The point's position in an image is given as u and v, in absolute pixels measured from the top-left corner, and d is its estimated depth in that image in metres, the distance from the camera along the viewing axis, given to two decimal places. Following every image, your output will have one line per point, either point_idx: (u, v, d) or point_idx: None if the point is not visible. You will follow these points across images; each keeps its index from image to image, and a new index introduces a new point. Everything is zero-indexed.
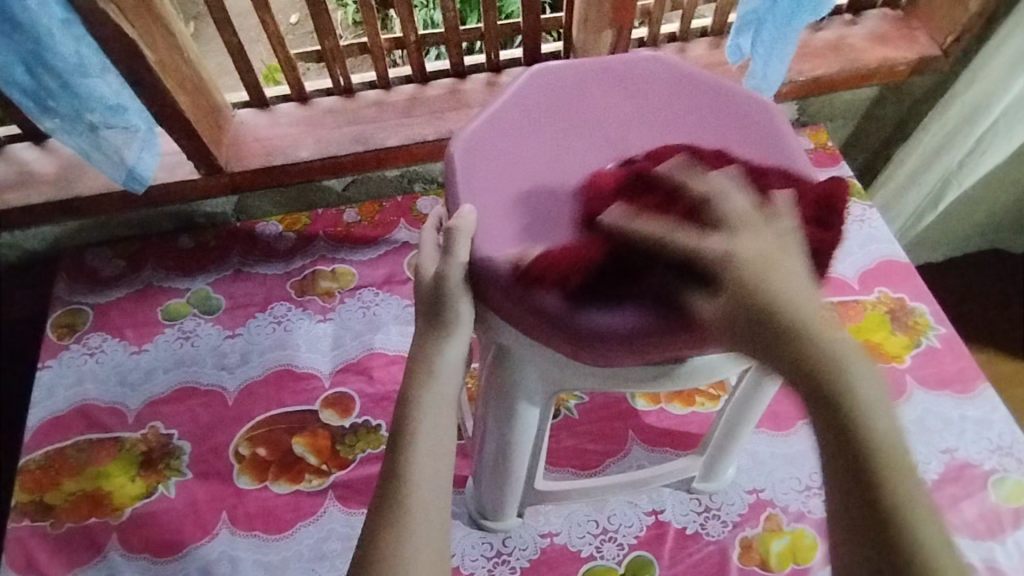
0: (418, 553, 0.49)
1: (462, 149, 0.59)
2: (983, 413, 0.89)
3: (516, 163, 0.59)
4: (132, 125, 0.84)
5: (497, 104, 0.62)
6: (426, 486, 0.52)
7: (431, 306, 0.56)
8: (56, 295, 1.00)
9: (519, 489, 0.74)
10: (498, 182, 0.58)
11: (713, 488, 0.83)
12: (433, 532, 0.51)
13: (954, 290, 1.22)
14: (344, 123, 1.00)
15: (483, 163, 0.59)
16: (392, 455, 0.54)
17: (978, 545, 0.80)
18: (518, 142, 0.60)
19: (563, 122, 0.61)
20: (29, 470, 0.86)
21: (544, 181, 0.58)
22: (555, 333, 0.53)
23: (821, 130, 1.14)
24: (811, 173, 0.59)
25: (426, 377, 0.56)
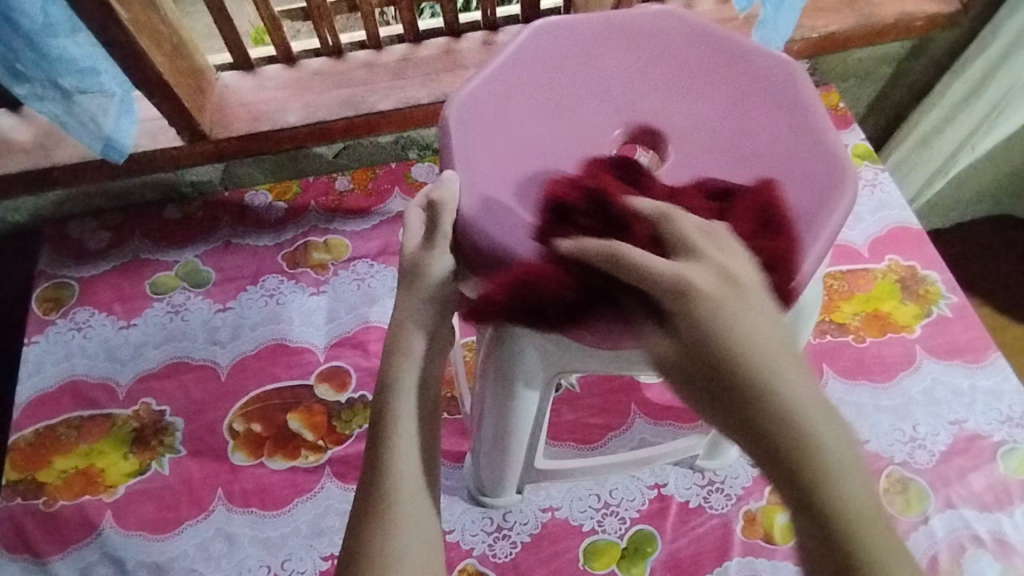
0: (409, 543, 0.47)
1: (459, 115, 0.54)
2: (994, 383, 0.87)
3: (515, 132, 0.55)
4: (107, 89, 0.81)
5: (496, 64, 0.57)
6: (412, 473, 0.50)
7: (411, 279, 0.55)
8: (40, 269, 0.96)
9: (520, 466, 0.72)
10: (495, 155, 0.54)
11: (716, 462, 0.81)
12: (423, 520, 0.49)
13: (962, 256, 1.19)
14: (334, 86, 0.95)
15: (479, 132, 0.54)
16: (374, 443, 0.51)
17: (985, 517, 0.79)
18: (517, 110, 0.55)
19: (564, 88, 0.57)
20: (19, 448, 0.85)
21: (547, 150, 0.55)
22: (557, 317, 0.50)
23: (833, 91, 1.07)
24: (830, 133, 0.56)
25: (407, 352, 0.53)
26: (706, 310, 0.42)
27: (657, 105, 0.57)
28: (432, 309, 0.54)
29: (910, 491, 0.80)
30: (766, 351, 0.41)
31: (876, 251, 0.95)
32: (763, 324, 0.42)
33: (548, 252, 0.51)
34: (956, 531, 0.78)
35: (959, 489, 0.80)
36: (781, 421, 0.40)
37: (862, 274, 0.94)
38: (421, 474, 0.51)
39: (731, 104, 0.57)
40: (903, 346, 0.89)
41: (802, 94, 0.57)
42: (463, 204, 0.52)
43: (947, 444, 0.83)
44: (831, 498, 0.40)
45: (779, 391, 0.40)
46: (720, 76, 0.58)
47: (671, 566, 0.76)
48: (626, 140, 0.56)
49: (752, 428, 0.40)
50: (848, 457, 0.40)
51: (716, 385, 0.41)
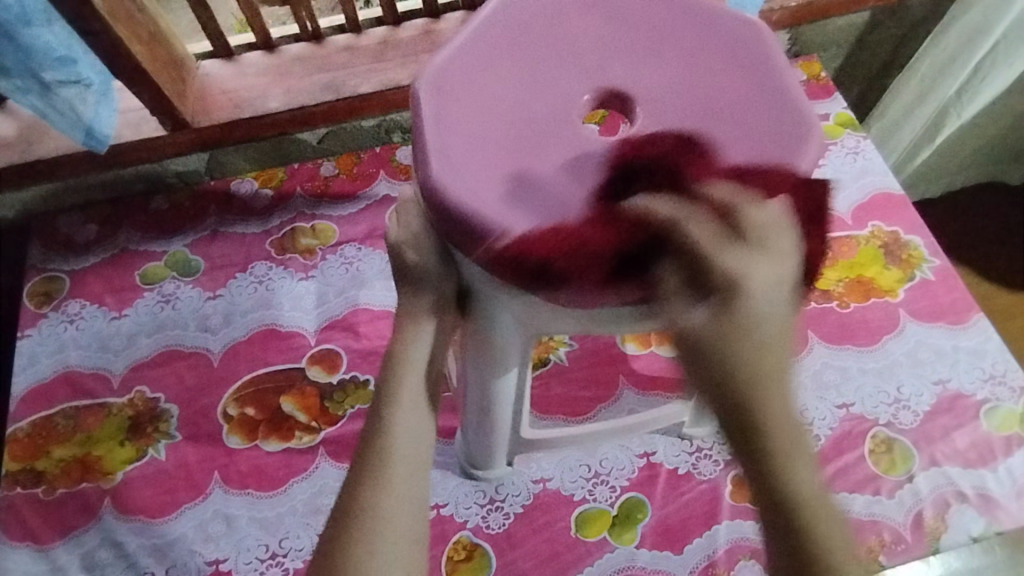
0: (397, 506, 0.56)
1: (429, 85, 0.55)
2: (977, 343, 0.88)
3: (482, 100, 0.55)
4: (85, 78, 0.81)
5: (464, 35, 0.57)
6: (408, 446, 0.58)
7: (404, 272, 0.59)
8: (30, 264, 0.97)
9: (506, 436, 0.74)
10: (466, 125, 0.54)
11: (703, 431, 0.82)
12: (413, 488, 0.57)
13: (955, 222, 1.16)
14: (314, 70, 0.95)
15: (447, 103, 0.55)
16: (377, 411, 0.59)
17: (969, 474, 0.80)
18: (484, 79, 0.56)
19: (532, 58, 0.57)
20: (16, 439, 0.86)
21: (518, 116, 0.55)
22: (527, 276, 0.51)
23: (814, 61, 1.09)
24: (800, 93, 0.56)
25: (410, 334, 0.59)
26: (736, 353, 0.49)
27: (624, 68, 0.57)
28: (419, 324, 0.59)
29: (895, 451, 0.82)
30: (773, 352, 0.50)
31: (859, 218, 0.96)
32: (759, 350, 0.49)
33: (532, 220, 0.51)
34: (940, 488, 0.79)
35: (941, 447, 0.82)
36: (761, 421, 0.50)
37: (846, 241, 0.95)
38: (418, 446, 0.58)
39: (696, 66, 0.57)
40: (886, 310, 0.90)
41: (770, 56, 0.57)
42: (437, 172, 0.52)
43: (930, 404, 0.84)
44: (785, 472, 0.52)
45: (774, 396, 0.50)
46: (689, 41, 0.58)
47: (662, 531, 0.78)
48: (595, 104, 0.57)
49: (743, 437, 0.51)
50: (801, 454, 0.52)
51: (722, 394, 0.50)
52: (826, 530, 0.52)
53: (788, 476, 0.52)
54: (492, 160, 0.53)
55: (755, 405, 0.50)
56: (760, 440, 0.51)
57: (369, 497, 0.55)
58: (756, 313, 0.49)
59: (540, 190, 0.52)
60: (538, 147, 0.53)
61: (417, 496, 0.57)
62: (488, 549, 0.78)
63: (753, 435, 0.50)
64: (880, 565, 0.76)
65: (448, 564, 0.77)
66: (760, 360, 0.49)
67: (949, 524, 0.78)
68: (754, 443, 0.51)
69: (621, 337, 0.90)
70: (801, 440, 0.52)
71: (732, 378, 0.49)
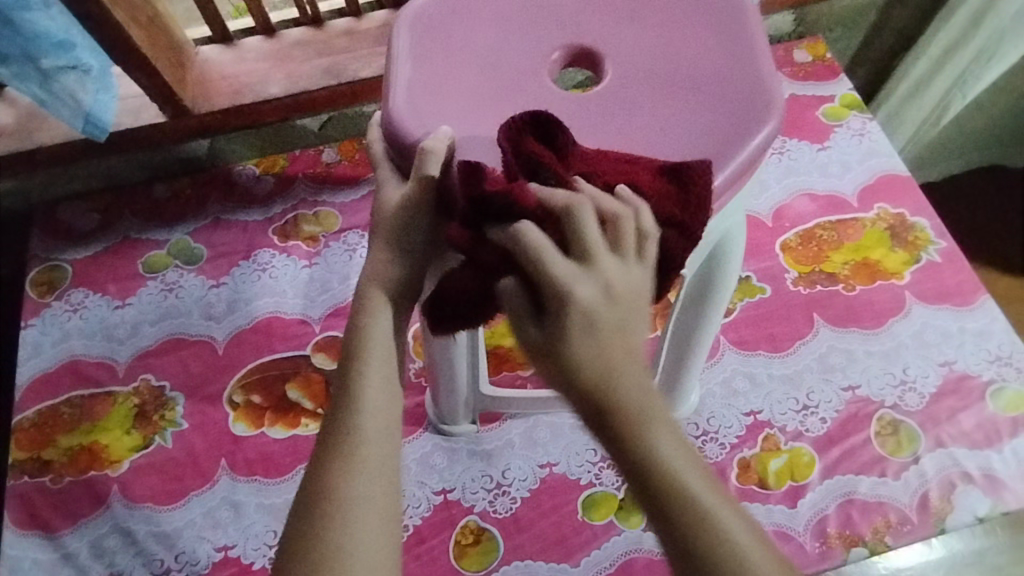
0: (367, 492, 0.46)
1: (408, 61, 0.55)
2: (983, 325, 0.87)
3: (456, 63, 0.56)
4: (84, 64, 0.81)
5: (438, 12, 0.57)
6: (376, 425, 0.49)
7: (394, 232, 0.53)
8: (32, 253, 0.97)
9: (465, 389, 0.77)
10: (433, 84, 0.55)
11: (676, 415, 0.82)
12: (385, 472, 0.48)
13: (962, 205, 1.15)
14: (315, 55, 0.94)
15: (425, 79, 0.55)
16: (341, 383, 0.51)
17: (975, 454, 0.80)
18: (456, 44, 0.56)
19: (514, 37, 0.57)
20: (23, 428, 0.86)
21: (495, 88, 0.55)
22: None
23: (819, 41, 1.08)
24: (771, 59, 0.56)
25: (379, 303, 0.52)
26: (607, 334, 0.43)
27: (620, 41, 0.57)
28: (388, 313, 0.52)
29: (900, 432, 0.82)
30: (623, 336, 0.43)
31: (865, 200, 0.95)
32: (618, 347, 0.43)
33: (492, 169, 0.52)
34: (946, 469, 0.79)
35: (947, 429, 0.82)
36: (620, 399, 0.42)
37: (851, 224, 0.94)
38: (391, 425, 0.49)
39: (672, 32, 0.57)
40: (892, 293, 0.90)
41: (749, 25, 0.57)
42: (403, 125, 0.53)
43: (937, 385, 0.84)
44: (637, 459, 0.42)
45: (621, 378, 0.42)
46: (673, 14, 0.57)
47: None
48: (566, 62, 0.57)
49: (592, 411, 0.43)
50: (686, 457, 0.42)
51: (560, 370, 0.43)
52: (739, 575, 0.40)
53: (648, 471, 0.42)
54: (452, 115, 0.54)
55: (594, 390, 0.42)
56: (618, 436, 0.42)
57: (339, 478, 0.47)
58: (603, 300, 0.43)
59: (500, 146, 0.53)
60: (501, 107, 0.54)
61: (388, 482, 0.48)
62: (496, 533, 0.78)
63: (608, 415, 0.42)
64: (886, 545, 0.76)
65: (456, 548, 0.77)
66: (598, 341, 0.42)
67: (954, 505, 0.78)
68: (649, 472, 0.42)
69: None
70: (663, 448, 0.42)
71: (604, 349, 0.43)
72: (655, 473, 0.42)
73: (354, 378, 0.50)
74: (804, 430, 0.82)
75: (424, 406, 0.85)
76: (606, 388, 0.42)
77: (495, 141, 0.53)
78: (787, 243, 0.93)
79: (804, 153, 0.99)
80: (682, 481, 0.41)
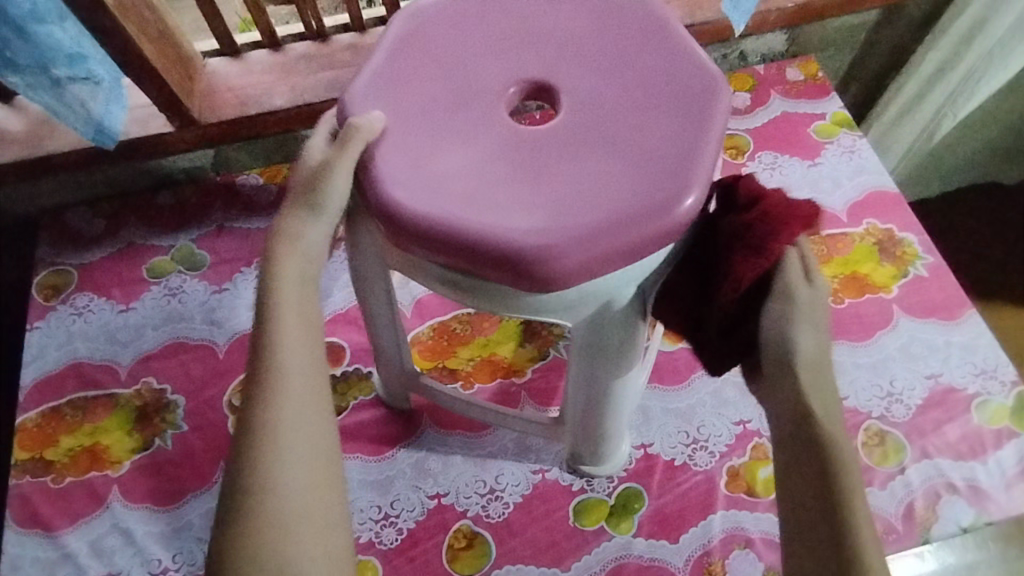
0: (291, 423, 0.50)
1: (366, 89, 0.57)
2: (969, 338, 0.89)
3: (418, 89, 0.57)
4: (95, 75, 0.84)
5: (394, 44, 0.59)
6: (297, 361, 0.52)
7: (306, 188, 0.56)
8: (39, 257, 0.99)
9: None
10: (389, 115, 0.56)
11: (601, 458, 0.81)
12: (307, 410, 0.51)
13: (951, 222, 1.17)
14: (319, 68, 0.97)
15: (384, 107, 0.57)
16: (258, 327, 0.53)
17: (960, 465, 0.82)
18: (411, 73, 0.58)
19: (474, 65, 0.59)
20: (26, 429, 0.88)
21: (440, 120, 0.56)
22: (431, 249, 0.53)
23: (811, 60, 1.10)
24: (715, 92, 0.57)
25: (289, 241, 0.55)
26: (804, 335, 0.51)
27: (577, 71, 0.58)
28: (298, 257, 0.55)
29: (887, 443, 0.83)
30: (815, 342, 0.52)
31: (855, 216, 0.98)
32: (817, 354, 0.51)
33: (448, 191, 0.54)
34: (931, 479, 0.81)
35: (933, 440, 0.83)
36: (801, 383, 0.50)
37: (841, 238, 0.96)
38: (309, 362, 0.53)
39: (627, 62, 0.58)
40: (880, 306, 0.91)
41: (690, 59, 0.58)
42: (399, 140, 0.56)
43: (923, 397, 0.86)
44: (818, 443, 0.48)
45: (810, 379, 0.50)
46: (623, 47, 0.59)
47: (658, 521, 0.79)
48: (520, 96, 0.59)
49: (786, 392, 0.50)
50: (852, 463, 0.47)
51: (784, 363, 0.51)
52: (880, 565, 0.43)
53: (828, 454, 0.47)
54: (427, 137, 0.56)
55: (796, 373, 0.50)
56: (800, 414, 0.49)
57: (267, 419, 0.49)
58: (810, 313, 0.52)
59: (467, 168, 0.55)
60: (476, 128, 0.56)
61: (315, 413, 0.51)
62: (488, 538, 0.79)
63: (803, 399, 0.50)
64: None
65: (448, 552, 0.79)
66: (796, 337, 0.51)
67: (939, 515, 0.79)
68: (823, 462, 0.47)
69: None
70: (839, 444, 0.47)
71: (790, 338, 0.51)
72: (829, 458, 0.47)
73: (268, 371, 0.51)
74: None
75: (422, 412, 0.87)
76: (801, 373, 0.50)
77: (433, 170, 0.54)
78: None
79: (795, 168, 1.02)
80: (828, 441, 0.47)
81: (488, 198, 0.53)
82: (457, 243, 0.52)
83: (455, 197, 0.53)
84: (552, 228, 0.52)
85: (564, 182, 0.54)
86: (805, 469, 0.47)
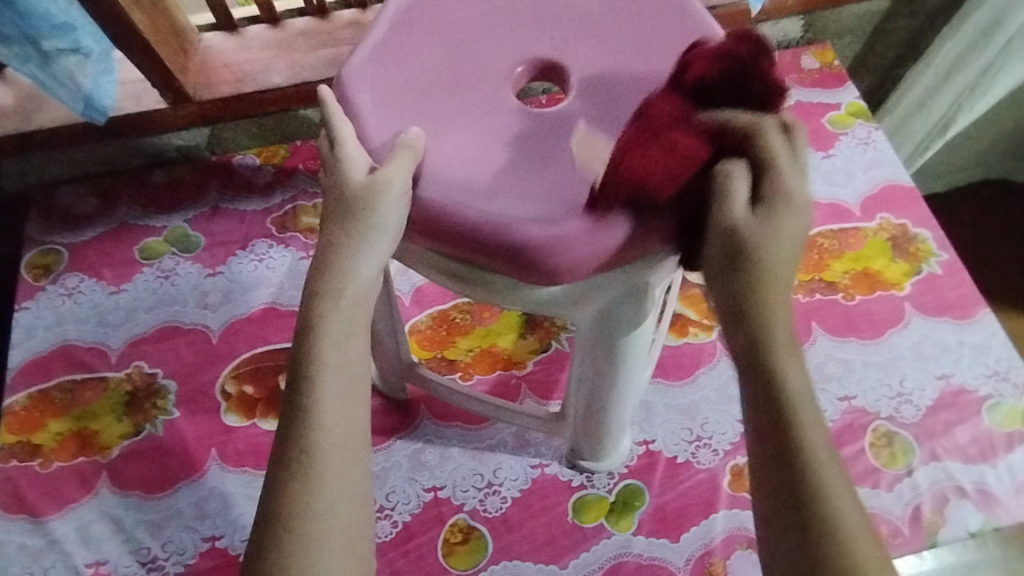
0: (332, 475, 0.48)
1: (364, 62, 0.54)
2: (982, 338, 0.87)
3: (420, 65, 0.54)
4: (84, 48, 0.81)
5: (397, 14, 0.55)
6: (340, 405, 0.49)
7: (359, 210, 0.50)
8: (29, 236, 0.96)
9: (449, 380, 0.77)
10: (387, 92, 0.53)
11: (602, 463, 0.79)
12: (348, 460, 0.49)
13: (967, 218, 1.14)
14: (318, 45, 0.93)
15: (382, 83, 0.54)
16: (298, 362, 0.50)
17: (969, 469, 0.80)
18: (415, 47, 0.55)
19: (483, 41, 0.55)
20: (13, 412, 0.85)
21: (446, 100, 0.53)
22: (439, 238, 0.51)
23: (827, 48, 1.07)
24: None
25: (338, 278, 0.51)
26: (749, 275, 0.49)
27: (589, 52, 0.55)
28: (346, 298, 0.51)
29: (895, 444, 0.81)
30: (788, 271, 0.49)
31: (868, 210, 0.95)
32: (778, 291, 0.49)
33: (449, 178, 0.51)
34: (940, 482, 0.79)
35: (942, 443, 0.81)
36: (758, 327, 0.48)
37: (853, 233, 0.94)
38: (354, 407, 0.50)
39: (645, 44, 0.55)
40: (892, 303, 0.89)
41: (710, 45, 0.55)
42: (395, 122, 0.53)
43: (933, 398, 0.84)
44: (778, 374, 0.48)
45: (773, 319, 0.48)
46: (639, 29, 0.56)
47: (660, 519, 0.78)
48: (529, 76, 0.56)
49: (739, 318, 0.49)
50: (807, 395, 0.48)
51: (736, 311, 0.49)
52: (833, 498, 0.45)
53: (793, 393, 0.47)
54: (429, 118, 0.53)
55: (755, 311, 0.49)
56: (760, 350, 0.48)
57: (305, 468, 0.47)
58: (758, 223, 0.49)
59: (473, 151, 0.52)
60: (481, 112, 0.53)
61: (353, 462, 0.49)
62: (485, 532, 0.78)
63: (759, 342, 0.48)
64: None
65: (444, 546, 0.77)
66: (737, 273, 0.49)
67: (947, 519, 0.77)
68: (778, 396, 0.47)
69: None
70: (793, 382, 0.48)
71: (753, 261, 0.48)
72: (796, 397, 0.47)
73: (311, 389, 0.49)
74: None
75: (419, 403, 0.85)
76: (744, 302, 0.49)
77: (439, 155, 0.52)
78: None
79: (808, 160, 0.99)
80: (782, 373, 0.48)
81: (494, 184, 0.51)
82: (463, 235, 0.50)
83: (465, 183, 0.51)
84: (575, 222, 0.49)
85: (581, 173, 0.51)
86: (768, 407, 0.48)
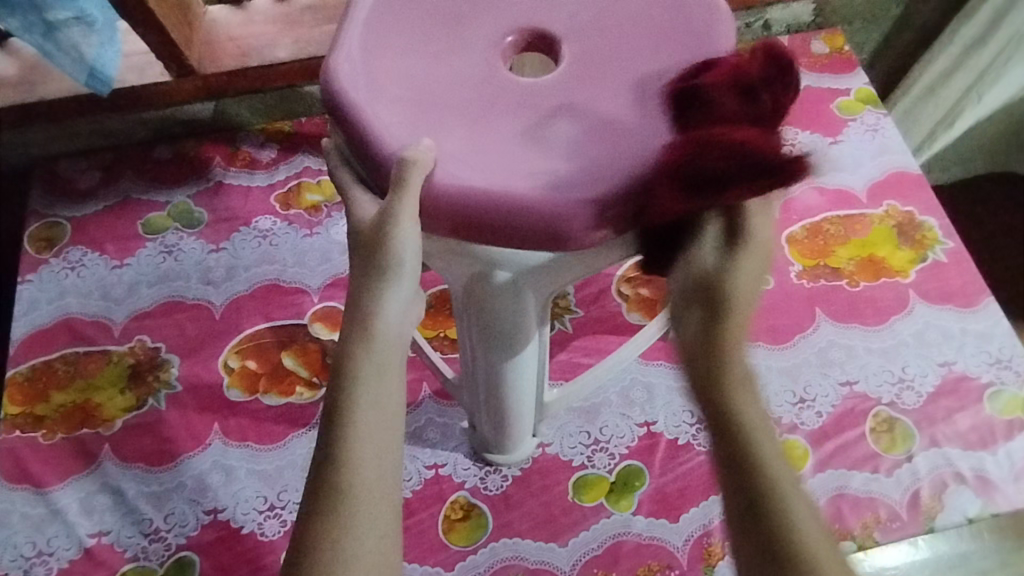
0: (366, 509, 0.49)
1: (360, 31, 0.54)
2: (985, 327, 0.87)
3: (415, 35, 0.54)
4: (90, 17, 0.79)
5: None
6: (376, 447, 0.50)
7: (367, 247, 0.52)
8: (32, 208, 0.96)
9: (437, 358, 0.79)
10: (382, 59, 0.53)
11: (507, 456, 0.79)
12: (381, 496, 0.49)
13: (975, 208, 1.13)
14: (324, 21, 0.93)
15: (379, 51, 0.53)
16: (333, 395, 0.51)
17: (968, 456, 0.80)
18: (410, 19, 0.55)
19: (483, 14, 0.55)
20: (16, 383, 0.86)
21: (443, 71, 0.53)
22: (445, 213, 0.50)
23: (838, 33, 1.06)
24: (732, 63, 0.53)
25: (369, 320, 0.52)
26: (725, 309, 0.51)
27: (596, 23, 0.55)
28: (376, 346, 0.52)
29: (896, 430, 0.81)
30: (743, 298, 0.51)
31: (875, 197, 0.94)
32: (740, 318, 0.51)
33: (450, 148, 0.50)
34: (939, 468, 0.79)
35: (942, 429, 0.81)
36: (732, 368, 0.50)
37: (859, 219, 0.93)
38: (386, 450, 0.50)
39: (651, 19, 0.54)
40: (896, 291, 0.89)
41: (713, 24, 0.54)
42: (393, 87, 0.52)
43: (935, 385, 0.84)
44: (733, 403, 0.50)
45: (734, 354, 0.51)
46: (644, 6, 0.55)
47: (659, 499, 0.78)
48: (518, 47, 0.55)
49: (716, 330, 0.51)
50: (759, 416, 0.50)
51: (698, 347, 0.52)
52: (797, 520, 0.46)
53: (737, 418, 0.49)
54: (427, 94, 0.52)
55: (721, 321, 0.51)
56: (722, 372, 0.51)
57: (341, 510, 0.48)
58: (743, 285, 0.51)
59: (451, 100, 0.52)
60: (478, 79, 0.52)
61: (382, 495, 0.49)
62: (485, 510, 0.78)
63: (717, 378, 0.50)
64: (874, 541, 0.76)
65: (444, 523, 0.78)
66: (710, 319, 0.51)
67: (945, 504, 0.78)
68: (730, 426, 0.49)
69: (626, 307, 0.89)
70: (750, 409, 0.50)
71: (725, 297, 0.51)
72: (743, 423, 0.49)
73: (345, 424, 0.50)
74: (798, 423, 0.82)
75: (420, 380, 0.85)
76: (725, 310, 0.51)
77: (438, 128, 0.51)
78: (793, 236, 0.92)
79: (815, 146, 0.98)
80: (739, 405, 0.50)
81: (495, 153, 0.50)
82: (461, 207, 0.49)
83: (468, 152, 0.50)
84: (521, 187, 0.48)
85: (587, 139, 0.50)
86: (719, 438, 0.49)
